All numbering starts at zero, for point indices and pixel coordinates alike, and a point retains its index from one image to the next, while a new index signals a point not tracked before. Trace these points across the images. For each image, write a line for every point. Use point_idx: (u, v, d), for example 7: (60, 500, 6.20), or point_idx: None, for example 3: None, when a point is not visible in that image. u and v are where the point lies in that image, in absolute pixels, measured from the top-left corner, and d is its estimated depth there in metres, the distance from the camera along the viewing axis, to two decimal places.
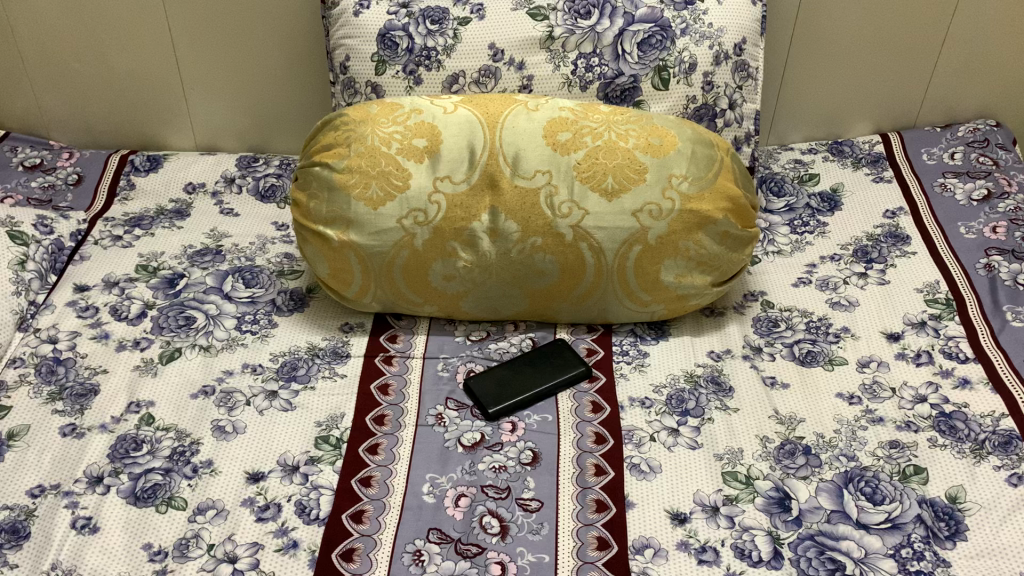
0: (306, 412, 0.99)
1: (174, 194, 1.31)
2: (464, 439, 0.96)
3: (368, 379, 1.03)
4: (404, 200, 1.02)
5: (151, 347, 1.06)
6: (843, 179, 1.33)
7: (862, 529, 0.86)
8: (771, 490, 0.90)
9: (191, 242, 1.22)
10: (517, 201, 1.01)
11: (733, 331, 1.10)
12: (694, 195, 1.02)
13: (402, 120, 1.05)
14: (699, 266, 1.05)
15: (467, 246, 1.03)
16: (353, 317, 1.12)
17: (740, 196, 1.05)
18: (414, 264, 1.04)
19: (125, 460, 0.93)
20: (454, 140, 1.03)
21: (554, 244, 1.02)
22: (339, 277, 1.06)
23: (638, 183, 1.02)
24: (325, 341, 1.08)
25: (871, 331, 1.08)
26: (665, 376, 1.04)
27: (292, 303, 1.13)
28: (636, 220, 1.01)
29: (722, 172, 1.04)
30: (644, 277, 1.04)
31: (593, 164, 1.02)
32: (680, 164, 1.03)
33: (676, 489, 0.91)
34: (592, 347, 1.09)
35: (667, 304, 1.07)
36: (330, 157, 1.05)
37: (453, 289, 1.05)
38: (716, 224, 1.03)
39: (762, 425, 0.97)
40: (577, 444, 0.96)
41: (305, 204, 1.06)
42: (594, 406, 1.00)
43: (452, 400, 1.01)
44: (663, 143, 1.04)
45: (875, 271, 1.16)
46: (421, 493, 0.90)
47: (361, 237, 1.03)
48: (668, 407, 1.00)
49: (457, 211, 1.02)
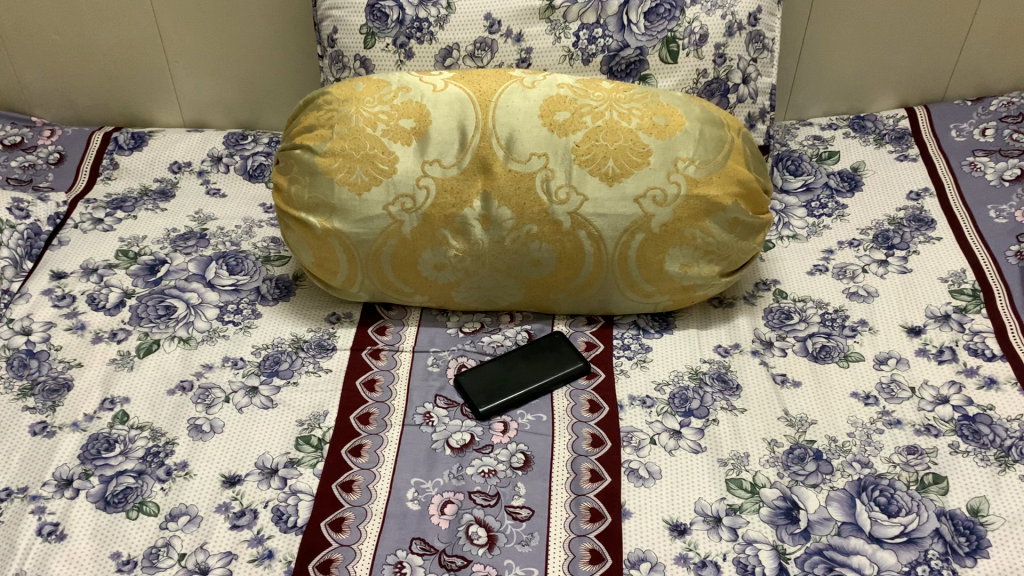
0: (287, 410, 0.94)
1: (158, 173, 1.25)
2: (453, 440, 0.91)
3: (353, 375, 0.98)
4: (391, 185, 0.95)
5: (128, 339, 1.01)
6: (864, 155, 1.25)
7: (875, 544, 0.80)
8: (778, 499, 0.85)
9: (174, 225, 1.16)
10: (511, 186, 0.95)
11: (743, 323, 1.03)
12: (702, 179, 0.95)
13: (388, 98, 0.98)
14: (706, 256, 0.98)
15: (458, 233, 0.97)
16: (341, 307, 1.06)
17: (752, 179, 0.97)
18: (402, 253, 0.98)
19: (96, 462, 0.88)
20: (444, 121, 0.96)
21: (551, 232, 0.96)
22: (324, 266, 1.01)
23: (641, 165, 0.95)
24: (310, 333, 1.02)
25: (890, 325, 1.01)
26: (667, 373, 0.97)
27: (277, 291, 1.07)
28: (639, 206, 0.95)
29: (733, 154, 0.97)
30: (647, 266, 0.98)
31: (593, 146, 0.95)
32: (687, 145, 0.96)
33: (676, 497, 0.85)
34: (592, 340, 1.02)
35: (672, 295, 1.01)
36: (312, 139, 0.98)
37: (445, 279, 1.00)
38: (726, 211, 0.96)
39: (770, 427, 0.91)
40: (572, 447, 0.90)
41: (285, 189, 0.99)
42: (591, 405, 0.94)
43: (442, 397, 0.96)
44: (669, 123, 0.97)
45: (897, 258, 1.08)
46: (406, 500, 0.86)
47: (345, 225, 0.97)
48: (670, 406, 0.94)
49: (447, 197, 0.96)
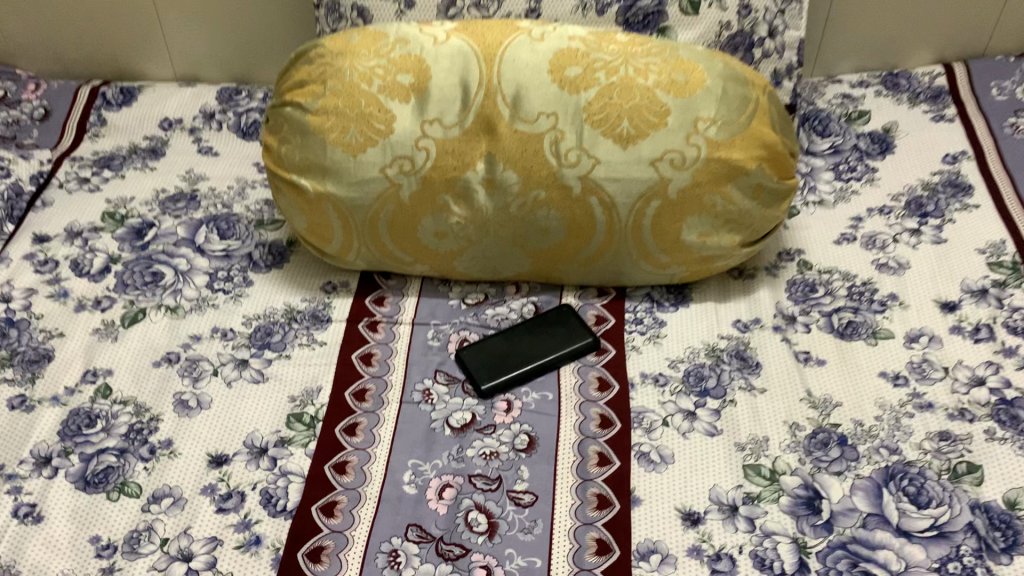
0: (278, 386, 0.89)
1: (148, 131, 1.19)
2: (453, 420, 0.86)
3: (349, 349, 0.92)
4: (388, 146, 0.89)
5: (113, 307, 0.96)
6: (897, 115, 1.16)
7: (903, 538, 0.75)
8: (799, 488, 0.79)
9: (163, 186, 1.10)
10: (517, 148, 0.89)
11: (764, 296, 0.96)
12: (724, 142, 0.88)
13: (385, 51, 0.91)
14: (726, 224, 0.92)
15: (461, 199, 0.91)
16: (337, 275, 1.01)
17: (778, 142, 0.90)
18: (401, 218, 0.92)
19: (77, 439, 0.84)
20: (445, 76, 0.89)
21: (559, 198, 0.90)
22: (318, 232, 0.95)
23: (657, 126, 0.88)
24: (304, 303, 0.97)
25: (922, 299, 0.94)
26: (682, 349, 0.91)
27: (270, 258, 1.02)
28: (655, 170, 0.89)
29: (758, 114, 0.90)
30: (663, 235, 0.92)
31: (606, 104, 0.89)
32: (708, 105, 0.89)
33: (689, 484, 0.80)
34: (602, 314, 0.96)
35: (689, 266, 0.95)
36: (303, 96, 0.91)
37: (447, 246, 0.94)
38: (749, 176, 0.89)
39: (792, 410, 0.85)
40: (579, 429, 0.85)
41: (275, 149, 0.93)
42: (600, 383, 0.89)
43: (442, 373, 0.90)
44: (689, 80, 0.89)
45: (931, 227, 1.01)
46: (402, 483, 0.80)
47: (339, 188, 0.90)
48: (685, 385, 0.88)
49: (449, 159, 0.89)
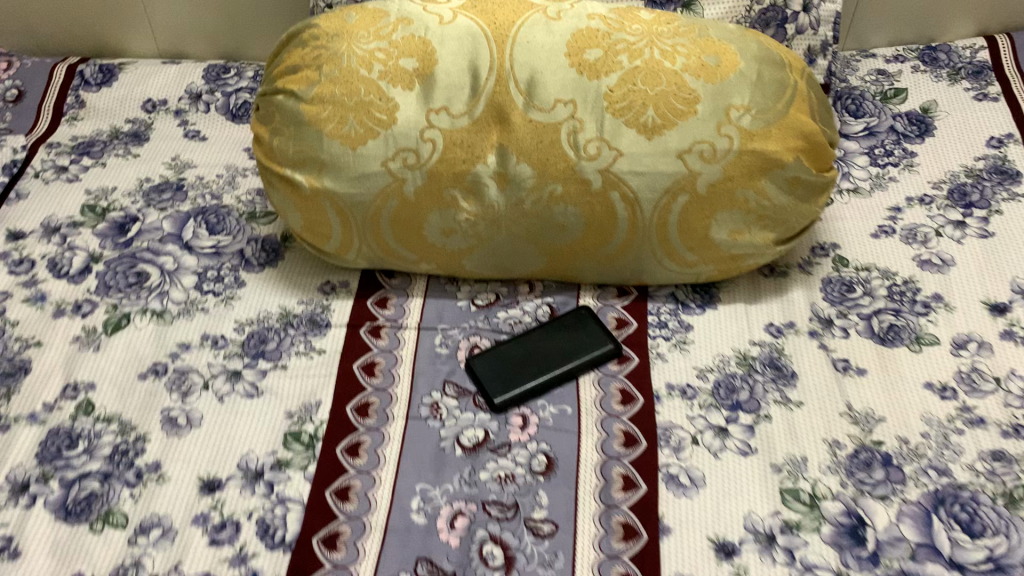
0: (275, 400, 0.82)
1: (130, 113, 1.10)
2: (464, 438, 0.79)
3: (350, 358, 0.85)
4: (390, 137, 0.81)
5: (94, 312, 0.88)
6: (936, 93, 1.08)
7: (956, 572, 0.69)
8: (841, 515, 0.73)
9: (147, 174, 1.02)
10: (532, 139, 0.81)
11: (798, 298, 0.89)
12: (758, 132, 0.80)
13: (386, 33, 0.82)
14: (760, 221, 0.84)
15: (470, 194, 0.83)
16: (336, 274, 0.93)
17: (817, 131, 0.82)
18: (405, 215, 0.84)
19: (57, 463, 0.77)
20: (452, 60, 0.81)
21: (578, 193, 0.82)
22: (314, 230, 0.87)
23: (686, 115, 0.80)
24: (301, 306, 0.90)
25: (969, 300, 0.87)
26: (711, 358, 0.85)
27: (263, 255, 0.94)
28: (683, 163, 0.81)
29: (796, 101, 0.82)
30: (691, 233, 0.84)
31: (629, 91, 0.80)
32: (742, 91, 0.81)
33: (722, 510, 0.74)
34: (624, 317, 0.89)
35: (718, 265, 0.87)
36: (296, 83, 0.83)
37: (455, 244, 0.86)
38: (786, 169, 0.81)
39: (831, 426, 0.79)
40: (601, 448, 0.78)
41: (267, 141, 0.85)
42: (623, 396, 0.82)
43: (451, 384, 0.84)
44: (720, 63, 0.81)
45: (976, 219, 0.94)
46: (410, 511, 0.74)
47: (337, 183, 0.82)
48: (715, 398, 0.82)
49: (457, 151, 0.81)
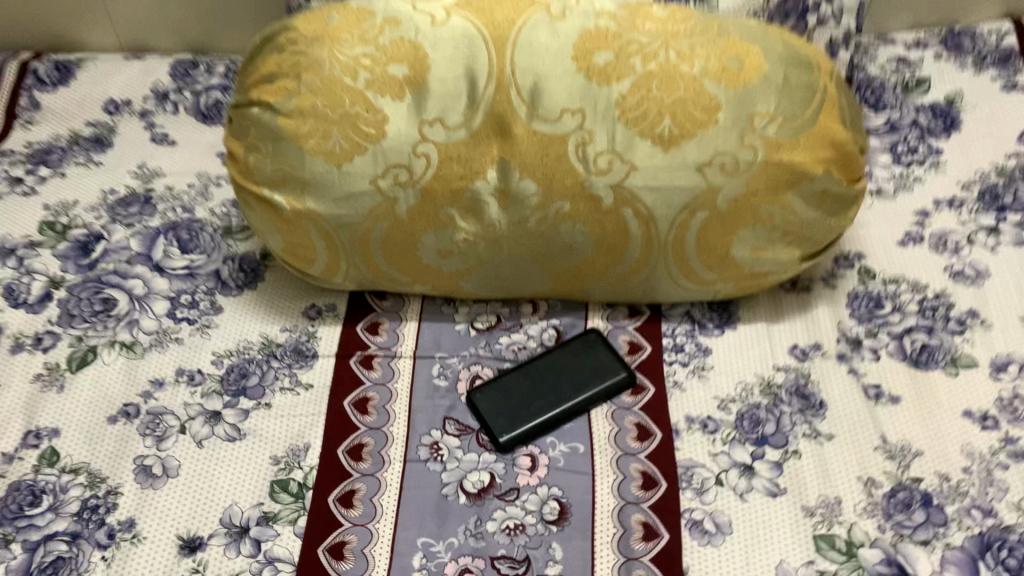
0: (259, 444, 0.75)
1: (91, 115, 1.01)
2: (469, 484, 0.73)
3: (340, 394, 0.78)
4: (378, 153, 0.73)
5: (56, 346, 0.80)
6: (961, 83, 1.01)
7: None
8: (881, 565, 0.67)
9: (111, 185, 0.93)
10: (537, 153, 0.73)
11: (823, 316, 0.83)
12: (785, 143, 0.73)
13: (372, 35, 0.73)
14: (784, 237, 0.77)
15: (468, 213, 0.76)
16: (322, 296, 0.86)
17: (848, 140, 0.75)
18: (397, 236, 0.77)
19: (19, 523, 0.70)
20: (446, 66, 0.72)
21: (587, 210, 0.75)
22: (297, 252, 0.79)
23: (706, 125, 0.72)
24: (284, 334, 0.82)
25: (1007, 316, 0.81)
26: (733, 386, 0.78)
27: (242, 277, 0.86)
28: (702, 177, 0.73)
29: (826, 106, 0.74)
30: (709, 251, 0.77)
31: (644, 98, 0.72)
32: (768, 97, 0.73)
33: (753, 561, 0.68)
34: (636, 340, 0.82)
35: (737, 283, 0.81)
36: (272, 93, 0.74)
37: (453, 266, 0.79)
38: (814, 182, 0.75)
39: (865, 461, 0.73)
40: (618, 492, 0.72)
41: (242, 157, 0.77)
42: (640, 431, 0.76)
43: (452, 421, 0.77)
44: (744, 67, 0.73)
45: (1010, 224, 0.87)
46: (412, 570, 0.68)
47: (321, 204, 0.75)
48: (739, 432, 0.75)
49: (454, 166, 0.74)
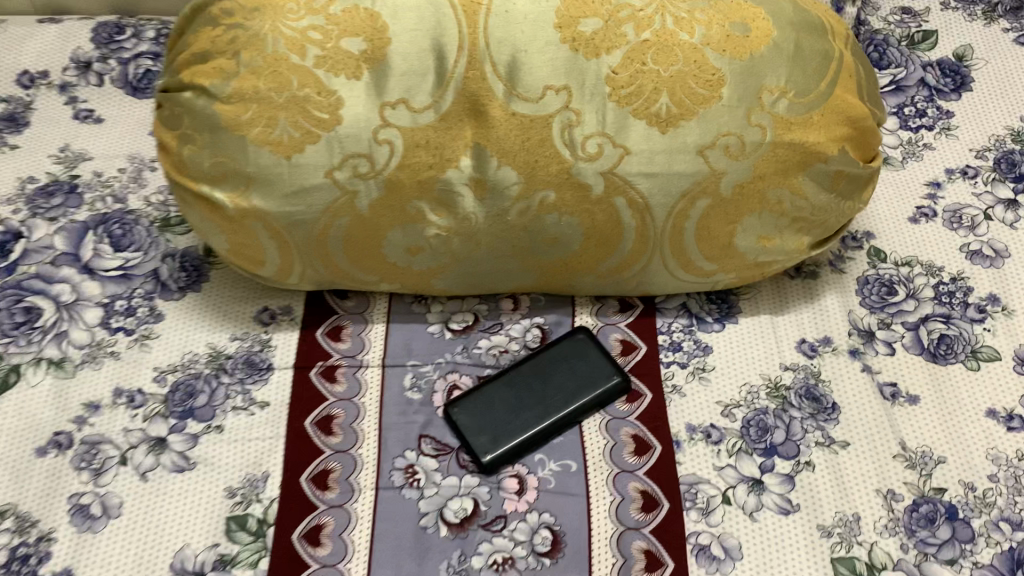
0: (212, 474, 0.66)
1: (3, 89, 0.89)
2: (450, 513, 0.65)
3: (300, 413, 0.69)
4: (333, 141, 0.63)
5: None
6: (970, 36, 0.93)
7: None
8: None
9: (30, 173, 0.82)
10: (516, 136, 0.63)
11: (832, 305, 0.76)
12: (797, 119, 0.65)
13: (320, 4, 0.63)
14: (794, 224, 0.69)
15: (440, 206, 0.66)
16: (275, 297, 0.77)
17: (865, 114, 0.67)
18: (359, 233, 0.68)
19: None
20: (409, 39, 0.62)
21: (574, 200, 0.66)
22: (244, 253, 0.70)
23: (709, 101, 0.63)
24: (234, 344, 0.73)
25: None
26: (738, 389, 0.71)
27: (184, 277, 0.77)
28: (705, 161, 0.65)
29: (840, 77, 0.66)
30: (710, 240, 0.69)
31: (638, 72, 0.63)
32: (777, 68, 0.64)
33: None
34: (629, 339, 0.74)
35: (739, 273, 0.73)
36: (206, 75, 0.63)
37: (424, 263, 0.71)
38: (829, 163, 0.66)
39: (884, 471, 0.67)
40: (616, 516, 0.65)
41: (174, 148, 0.66)
42: (637, 445, 0.68)
43: (428, 440, 0.69)
44: (749, 33, 0.64)
45: None
46: None
47: (269, 201, 0.65)
48: (745, 442, 0.68)
49: (421, 153, 0.64)
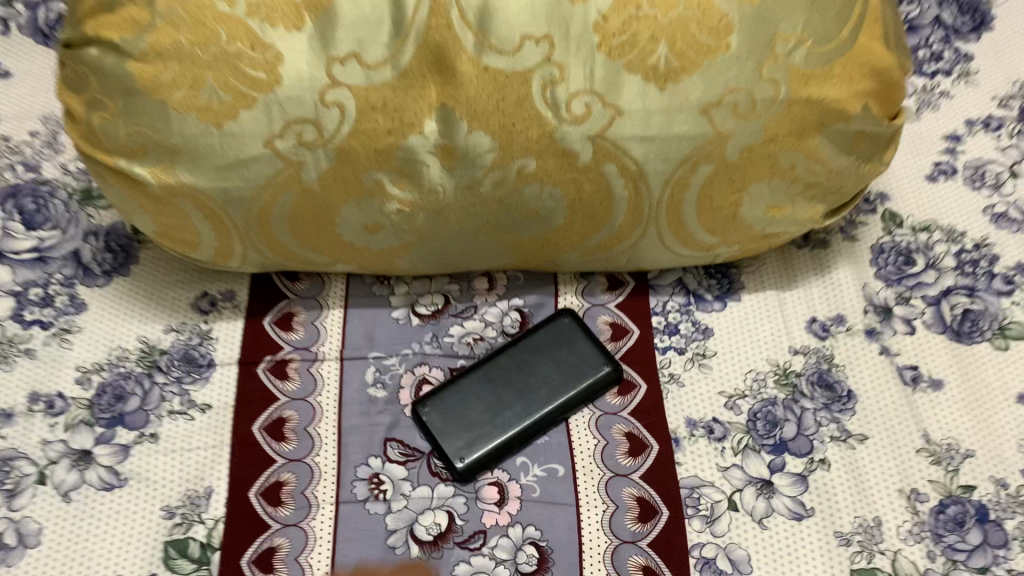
0: (147, 492, 0.58)
1: None
2: (421, 529, 0.57)
3: (248, 417, 0.61)
4: (271, 105, 0.52)
5: None
6: None
7: None
8: None
9: None
10: (490, 95, 0.53)
11: (845, 279, 0.68)
12: (816, 73, 0.55)
13: None
14: (806, 190, 0.61)
15: (402, 178, 0.57)
16: (217, 280, 0.67)
17: (893, 65, 0.57)
18: (308, 209, 0.58)
19: None
20: None
21: (556, 169, 0.57)
22: (176, 235, 0.61)
23: (715, 53, 0.53)
24: (171, 338, 0.64)
25: None
26: (743, 377, 0.64)
27: (110, 259, 0.67)
28: (709, 122, 0.55)
29: (866, 22, 0.55)
30: (711, 211, 0.61)
31: (632, 18, 0.52)
32: (795, 12, 0.53)
33: None
34: (620, 322, 0.67)
35: (742, 244, 0.65)
36: (112, 27, 0.51)
37: (385, 241, 0.62)
38: (850, 123, 0.57)
39: (906, 468, 0.60)
40: (610, 528, 0.58)
41: (81, 114, 0.55)
42: (631, 444, 0.61)
43: (394, 444, 0.61)
44: None
45: None
46: None
47: (199, 176, 0.55)
48: (753, 438, 0.61)
49: (377, 117, 0.54)
